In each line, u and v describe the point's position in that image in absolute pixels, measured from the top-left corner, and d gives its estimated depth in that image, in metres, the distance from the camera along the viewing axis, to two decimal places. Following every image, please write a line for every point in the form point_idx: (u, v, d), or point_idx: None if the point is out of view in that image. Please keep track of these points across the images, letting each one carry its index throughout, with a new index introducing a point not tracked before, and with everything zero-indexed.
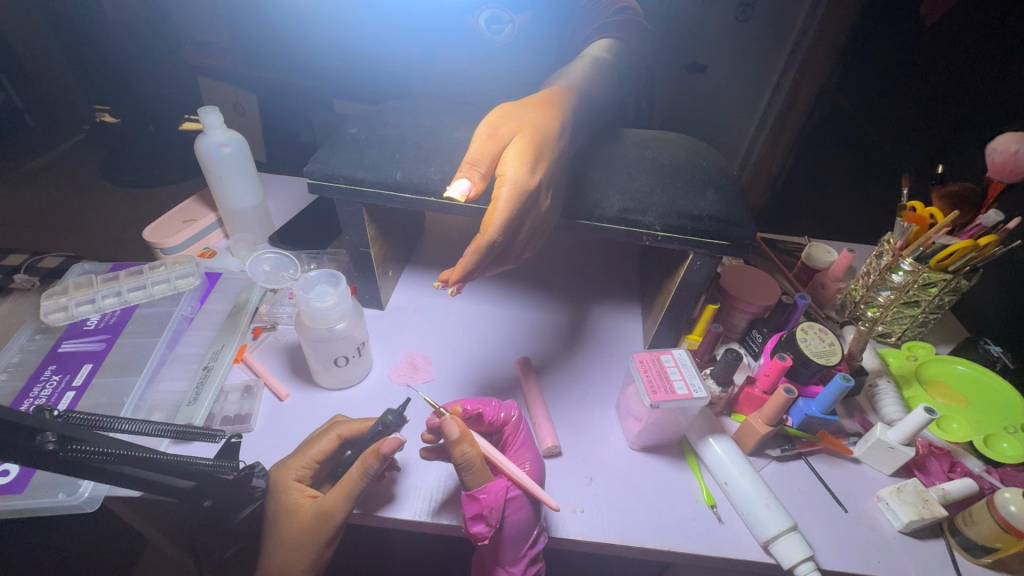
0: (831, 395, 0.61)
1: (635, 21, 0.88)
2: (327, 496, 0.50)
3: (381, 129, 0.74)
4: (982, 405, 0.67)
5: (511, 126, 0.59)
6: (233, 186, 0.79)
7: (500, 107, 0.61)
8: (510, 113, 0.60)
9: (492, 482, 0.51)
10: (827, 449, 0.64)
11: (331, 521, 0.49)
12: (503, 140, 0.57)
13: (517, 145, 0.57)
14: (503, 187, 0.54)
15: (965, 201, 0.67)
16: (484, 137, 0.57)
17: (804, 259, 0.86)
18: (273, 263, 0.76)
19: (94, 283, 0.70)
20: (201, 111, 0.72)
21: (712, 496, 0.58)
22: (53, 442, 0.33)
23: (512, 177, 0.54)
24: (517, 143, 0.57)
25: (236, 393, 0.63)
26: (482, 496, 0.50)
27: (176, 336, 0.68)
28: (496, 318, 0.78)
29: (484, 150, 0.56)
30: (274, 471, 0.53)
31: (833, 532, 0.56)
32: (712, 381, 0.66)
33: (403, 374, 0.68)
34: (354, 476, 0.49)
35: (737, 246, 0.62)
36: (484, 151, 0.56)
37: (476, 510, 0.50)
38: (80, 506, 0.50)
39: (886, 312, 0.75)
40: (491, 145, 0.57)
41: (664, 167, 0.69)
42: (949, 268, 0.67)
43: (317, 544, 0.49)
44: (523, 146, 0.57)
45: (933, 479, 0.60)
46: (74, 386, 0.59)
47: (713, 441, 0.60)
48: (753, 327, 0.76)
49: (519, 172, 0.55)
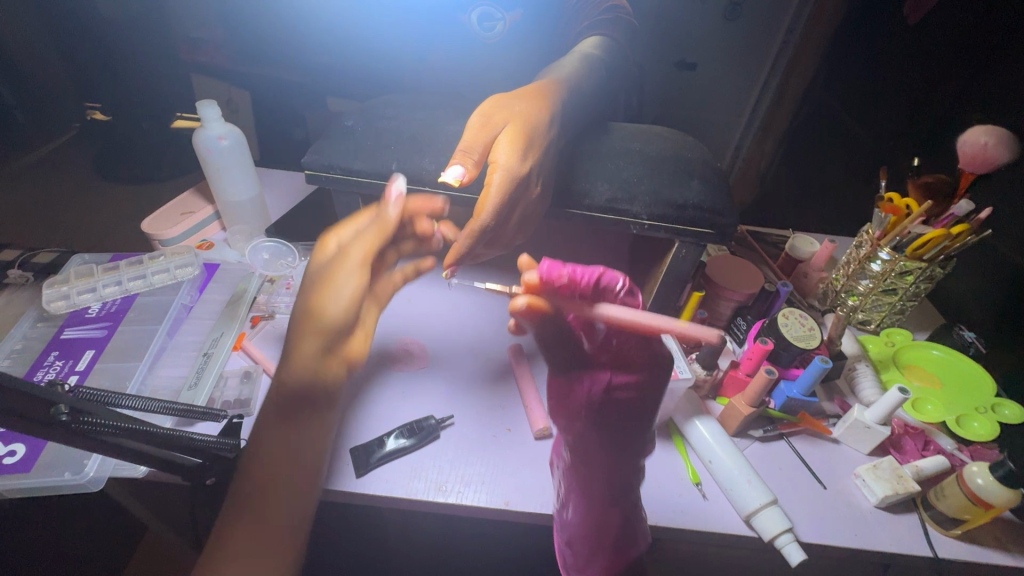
0: (810, 377, 0.64)
1: (623, 19, 0.91)
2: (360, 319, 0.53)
3: (378, 123, 0.75)
4: (955, 388, 0.70)
5: (502, 118, 0.62)
6: (230, 179, 0.80)
7: (492, 98, 0.65)
8: (499, 105, 0.63)
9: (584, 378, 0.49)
10: (808, 430, 0.67)
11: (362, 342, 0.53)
12: (495, 128, 0.61)
13: (506, 134, 0.60)
14: (496, 173, 0.58)
15: (936, 191, 0.71)
16: (477, 126, 0.61)
17: (788, 249, 0.89)
18: (272, 252, 0.80)
19: (95, 273, 0.72)
20: (198, 105, 0.73)
21: (697, 474, 0.61)
22: (67, 413, 0.35)
23: (505, 165, 0.58)
24: (506, 134, 0.60)
25: (235, 378, 0.64)
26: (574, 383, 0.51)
27: (176, 324, 0.70)
28: (489, 307, 0.80)
29: (477, 138, 0.60)
30: (301, 300, 0.48)
31: (811, 508, 0.59)
32: (697, 365, 0.69)
33: (398, 360, 0.70)
34: (369, 247, 0.53)
35: (720, 234, 0.65)
36: (477, 139, 0.59)
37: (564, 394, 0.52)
38: (86, 485, 0.52)
39: (865, 300, 0.78)
40: (488, 135, 0.60)
41: (651, 158, 0.71)
42: (924, 256, 0.70)
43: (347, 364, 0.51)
44: (514, 136, 0.60)
45: (908, 457, 0.63)
46: (77, 371, 0.60)
47: (698, 422, 0.63)
48: (738, 314, 0.78)
49: (512, 162, 0.58)
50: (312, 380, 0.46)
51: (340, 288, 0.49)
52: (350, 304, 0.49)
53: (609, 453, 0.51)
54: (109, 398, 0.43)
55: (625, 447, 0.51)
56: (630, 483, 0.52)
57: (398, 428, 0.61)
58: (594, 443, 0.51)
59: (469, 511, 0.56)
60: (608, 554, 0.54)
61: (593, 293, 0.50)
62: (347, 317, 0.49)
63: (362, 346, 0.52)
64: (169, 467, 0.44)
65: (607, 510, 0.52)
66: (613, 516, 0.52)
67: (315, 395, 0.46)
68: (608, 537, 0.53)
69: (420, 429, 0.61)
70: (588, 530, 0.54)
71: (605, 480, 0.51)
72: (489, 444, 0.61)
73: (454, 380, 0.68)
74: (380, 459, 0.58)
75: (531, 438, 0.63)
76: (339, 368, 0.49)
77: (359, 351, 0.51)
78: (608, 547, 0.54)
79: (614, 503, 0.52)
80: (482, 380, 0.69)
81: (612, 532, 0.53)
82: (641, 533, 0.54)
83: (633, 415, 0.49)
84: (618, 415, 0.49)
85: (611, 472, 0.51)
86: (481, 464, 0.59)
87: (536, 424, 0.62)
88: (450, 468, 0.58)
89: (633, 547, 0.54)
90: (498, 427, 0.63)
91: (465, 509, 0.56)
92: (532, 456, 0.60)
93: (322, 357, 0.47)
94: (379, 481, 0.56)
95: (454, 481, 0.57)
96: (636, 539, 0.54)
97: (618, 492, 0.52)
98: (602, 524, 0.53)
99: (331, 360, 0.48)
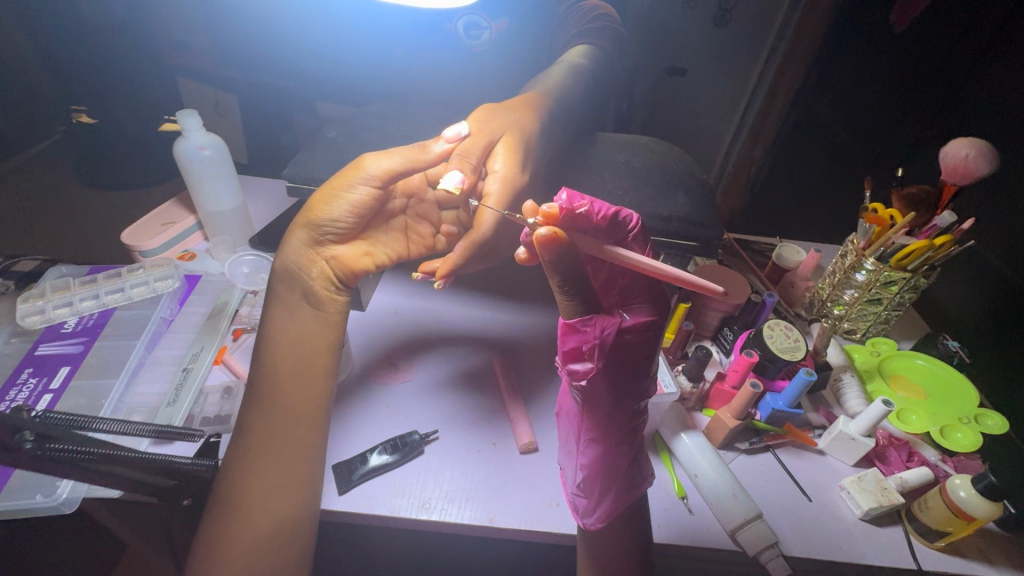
0: (796, 390, 0.64)
1: (612, 28, 0.91)
2: (348, 252, 0.58)
3: (360, 135, 0.79)
4: (939, 398, 0.70)
5: (497, 125, 0.62)
6: (213, 189, 0.79)
7: (483, 106, 0.63)
8: (490, 112, 0.63)
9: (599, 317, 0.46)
10: (793, 442, 0.66)
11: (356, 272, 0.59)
12: (492, 135, 0.60)
13: (503, 143, 0.61)
14: (494, 185, 0.58)
15: (920, 203, 0.69)
16: (475, 130, 0.60)
17: (774, 259, 0.89)
18: (251, 266, 0.79)
19: (72, 286, 0.70)
20: (179, 114, 0.72)
21: (683, 488, 0.60)
22: (31, 440, 0.34)
23: (501, 175, 0.58)
24: (503, 142, 0.61)
25: (216, 395, 0.63)
26: (586, 329, 0.46)
27: (155, 339, 0.68)
28: (475, 320, 0.80)
29: (476, 142, 0.59)
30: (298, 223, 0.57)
31: (795, 522, 0.58)
32: (683, 377, 0.69)
33: (382, 373, 0.69)
34: (390, 165, 0.55)
35: (705, 246, 0.65)
36: (475, 144, 0.59)
37: (576, 344, 0.47)
38: (58, 508, 0.50)
39: (850, 309, 0.78)
40: (478, 142, 0.59)
41: (638, 169, 0.72)
42: (908, 266, 0.70)
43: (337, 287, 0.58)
44: (511, 146, 0.60)
45: (892, 469, 0.63)
46: (51, 389, 0.59)
47: (685, 436, 0.63)
48: (724, 325, 0.78)
49: (512, 172, 0.59)
50: (296, 269, 0.55)
51: (345, 197, 0.55)
52: (343, 215, 0.55)
53: (621, 392, 0.50)
54: (83, 421, 0.42)
55: (635, 388, 0.50)
56: (637, 418, 0.52)
57: (381, 443, 0.61)
58: (604, 385, 0.49)
59: (453, 528, 0.55)
60: (618, 499, 0.52)
61: (606, 228, 0.47)
62: (341, 225, 0.56)
63: (357, 259, 0.59)
64: (142, 489, 0.44)
65: (617, 445, 0.52)
66: (621, 452, 0.52)
67: (298, 287, 0.55)
68: (618, 478, 0.53)
69: (404, 444, 0.60)
70: (598, 475, 0.52)
71: (615, 416, 0.51)
72: (474, 459, 0.60)
73: (439, 392, 0.68)
74: (361, 477, 0.57)
75: (517, 452, 0.62)
76: (324, 267, 0.57)
77: (351, 261, 0.58)
78: (618, 490, 0.52)
79: (624, 437, 0.52)
80: (468, 393, 0.68)
81: (622, 472, 0.53)
82: (643, 471, 0.55)
83: (645, 353, 0.49)
84: (633, 353, 0.48)
85: (621, 410, 0.51)
86: (464, 480, 0.58)
87: (521, 438, 0.61)
88: (434, 484, 0.58)
89: (638, 486, 0.54)
90: (483, 442, 0.62)
91: (449, 526, 0.55)
92: (519, 471, 0.60)
93: (311, 249, 0.56)
94: (361, 499, 0.56)
95: (439, 497, 0.56)
96: (641, 475, 0.54)
97: (628, 425, 0.52)
98: (614, 464, 0.52)
99: (316, 257, 0.56)
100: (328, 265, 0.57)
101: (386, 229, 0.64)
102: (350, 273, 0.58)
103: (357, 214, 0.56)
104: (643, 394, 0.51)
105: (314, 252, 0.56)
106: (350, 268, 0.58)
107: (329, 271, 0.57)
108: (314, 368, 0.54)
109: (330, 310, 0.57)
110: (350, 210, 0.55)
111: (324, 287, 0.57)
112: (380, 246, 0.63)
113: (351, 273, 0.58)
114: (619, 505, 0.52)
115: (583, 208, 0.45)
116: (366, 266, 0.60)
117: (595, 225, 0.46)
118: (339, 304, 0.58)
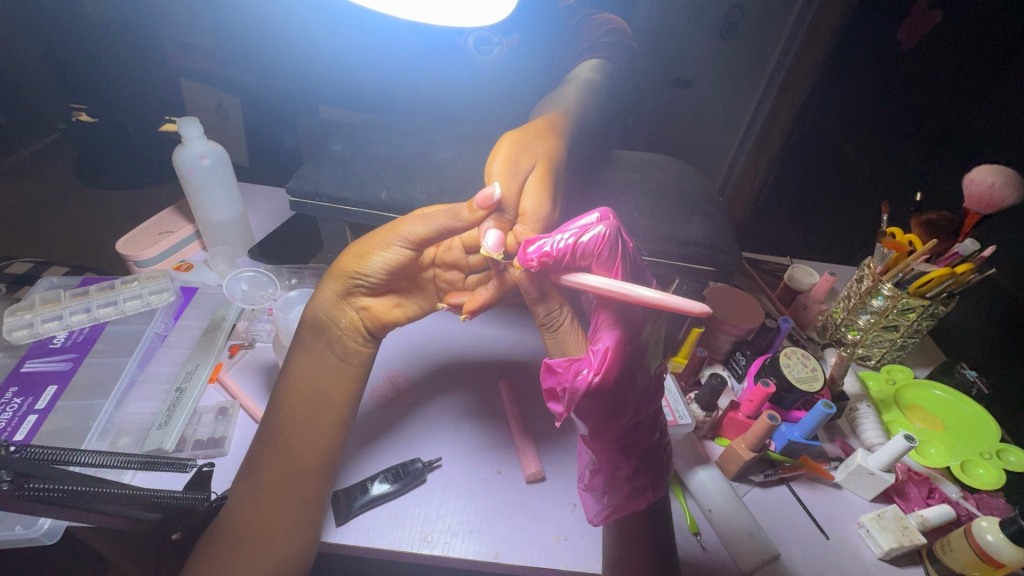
0: (813, 421, 0.61)
1: (625, 42, 0.90)
2: (379, 307, 0.54)
3: (368, 148, 0.77)
4: (959, 431, 0.69)
5: (528, 159, 0.58)
6: (211, 200, 0.78)
7: (512, 134, 0.60)
8: (520, 144, 0.59)
9: (576, 359, 0.45)
10: (808, 474, 0.64)
11: (385, 326, 0.54)
12: (525, 169, 0.57)
13: (534, 177, 0.57)
14: (524, 225, 0.55)
15: (942, 229, 0.67)
16: (502, 172, 0.55)
17: (786, 280, 0.88)
18: (250, 282, 0.75)
19: (62, 299, 0.68)
20: (179, 122, 0.70)
21: (696, 523, 0.58)
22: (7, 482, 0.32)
23: (538, 223, 0.55)
24: (534, 177, 0.57)
25: (210, 415, 0.61)
26: (560, 369, 0.44)
27: (148, 354, 0.66)
28: (479, 340, 0.78)
29: (508, 181, 0.54)
30: (325, 279, 0.52)
31: (815, 561, 0.56)
32: (695, 406, 0.69)
33: (382, 394, 0.67)
34: (427, 230, 0.50)
35: (722, 272, 0.65)
36: (511, 186, 0.54)
37: (552, 385, 0.45)
38: (39, 539, 0.48)
39: (866, 335, 0.76)
40: (512, 182, 0.55)
41: (650, 195, 0.73)
42: (927, 294, 0.68)
43: (365, 339, 0.54)
44: (542, 178, 0.57)
45: (912, 505, 0.61)
46: (36, 410, 0.56)
47: (701, 469, 0.60)
48: (736, 349, 0.77)
49: (542, 214, 0.55)
50: (325, 318, 0.52)
51: (380, 253, 0.51)
52: (377, 270, 0.51)
53: (617, 406, 0.46)
54: (68, 455, 0.40)
55: (629, 400, 0.46)
56: (640, 425, 0.49)
57: (382, 471, 0.58)
58: (597, 409, 0.45)
59: (456, 563, 0.53)
60: (618, 503, 0.51)
61: (570, 260, 0.43)
62: (374, 279, 0.52)
63: (389, 312, 0.54)
64: (132, 526, 0.42)
65: (612, 454, 0.49)
66: (617, 459, 0.49)
67: (324, 334, 0.52)
68: (616, 483, 0.50)
69: (405, 473, 0.57)
70: (596, 479, 0.51)
71: (611, 431, 0.47)
72: (478, 488, 0.58)
73: (442, 414, 0.66)
74: (361, 507, 0.54)
75: (523, 482, 0.59)
76: (355, 318, 0.53)
77: (384, 314, 0.54)
78: (617, 493, 0.51)
79: (619, 444, 0.48)
80: (470, 418, 0.66)
81: (620, 478, 0.50)
82: (654, 476, 0.51)
83: (634, 359, 0.46)
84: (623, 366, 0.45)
85: (617, 422, 0.46)
86: (468, 510, 0.56)
87: (528, 468, 0.59)
88: (436, 515, 0.55)
89: (646, 493, 0.51)
90: (488, 470, 0.60)
91: (451, 560, 0.53)
92: (524, 501, 0.57)
93: (342, 299, 0.53)
94: (360, 531, 0.53)
95: (443, 530, 0.54)
96: (648, 483, 0.51)
97: (628, 433, 0.48)
98: (608, 471, 0.50)
99: (347, 306, 0.53)
100: (359, 315, 0.53)
101: (418, 285, 0.60)
102: (381, 327, 0.54)
103: (392, 271, 0.52)
104: (640, 398, 0.47)
105: (346, 301, 0.53)
106: (381, 321, 0.54)
107: (358, 322, 0.53)
108: (332, 402, 0.52)
109: (353, 361, 0.53)
110: (384, 266, 0.51)
111: (352, 339, 0.53)
112: (411, 300, 0.58)
113: (380, 326, 0.54)
114: (620, 509, 0.51)
115: (537, 256, 0.43)
116: (397, 319, 0.55)
117: (562, 265, 0.44)
118: (363, 356, 0.54)
